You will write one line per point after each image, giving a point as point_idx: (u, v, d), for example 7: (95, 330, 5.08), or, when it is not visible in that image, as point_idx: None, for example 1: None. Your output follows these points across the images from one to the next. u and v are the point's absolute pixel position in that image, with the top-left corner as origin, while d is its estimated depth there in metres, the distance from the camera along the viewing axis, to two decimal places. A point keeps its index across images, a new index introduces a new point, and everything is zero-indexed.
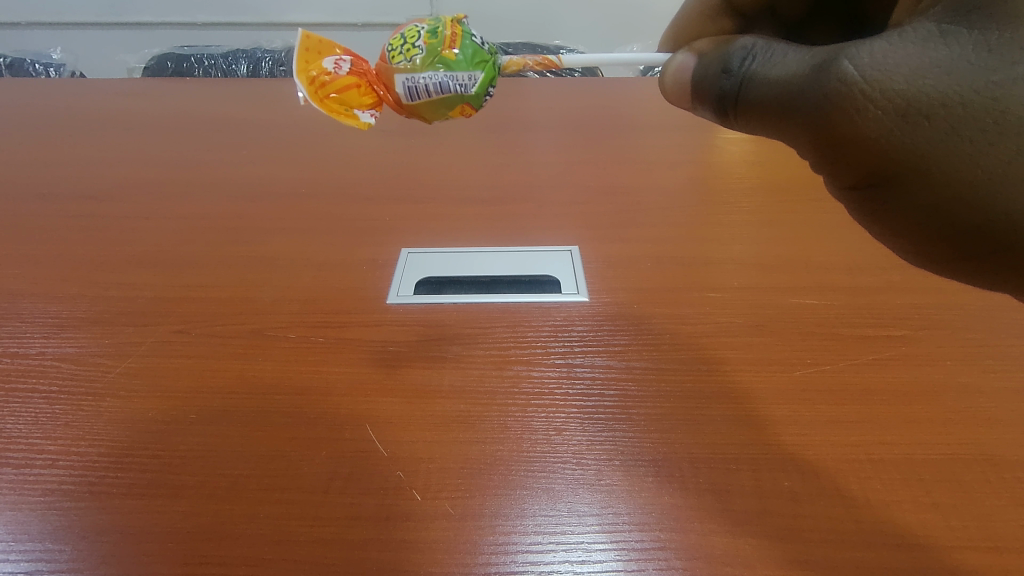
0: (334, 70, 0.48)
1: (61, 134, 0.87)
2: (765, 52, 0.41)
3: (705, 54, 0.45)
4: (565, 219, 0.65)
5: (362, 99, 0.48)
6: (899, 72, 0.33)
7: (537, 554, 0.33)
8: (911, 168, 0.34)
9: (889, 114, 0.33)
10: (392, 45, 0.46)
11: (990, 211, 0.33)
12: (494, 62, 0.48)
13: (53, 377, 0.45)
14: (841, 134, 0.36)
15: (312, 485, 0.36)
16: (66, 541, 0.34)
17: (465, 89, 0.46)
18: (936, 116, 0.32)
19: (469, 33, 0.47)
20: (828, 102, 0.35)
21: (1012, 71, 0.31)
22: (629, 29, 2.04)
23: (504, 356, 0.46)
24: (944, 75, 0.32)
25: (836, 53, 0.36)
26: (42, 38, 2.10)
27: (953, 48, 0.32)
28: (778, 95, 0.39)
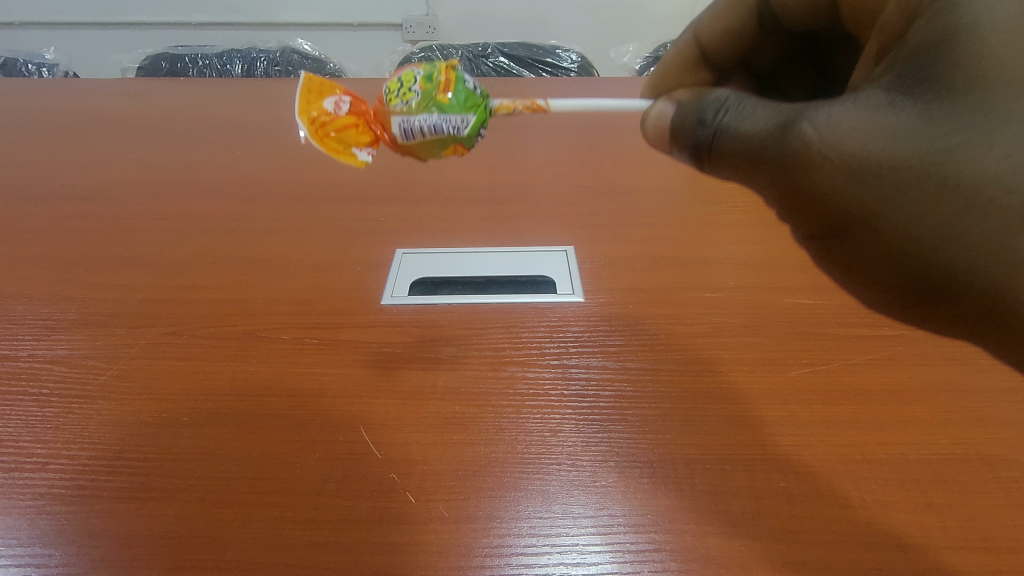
0: (334, 110, 0.47)
1: (53, 134, 0.86)
2: (735, 105, 0.36)
3: (680, 104, 0.40)
4: (561, 219, 0.65)
5: (360, 138, 0.48)
6: (850, 131, 0.30)
7: (531, 557, 0.32)
8: (869, 230, 0.31)
9: (842, 176, 0.31)
10: (389, 88, 0.46)
11: (954, 279, 0.29)
12: (487, 105, 0.47)
13: (44, 379, 0.44)
14: (802, 192, 0.33)
15: (305, 488, 0.36)
16: (55, 546, 0.33)
17: (459, 131, 0.45)
18: (888, 180, 0.30)
19: (463, 77, 0.46)
20: (786, 162, 0.33)
21: (958, 138, 0.28)
22: (623, 31, 2.04)
23: (498, 357, 0.46)
24: (895, 138, 0.29)
25: (797, 113, 0.33)
26: (33, 37, 2.08)
27: (904, 109, 0.29)
28: (740, 153, 0.36)
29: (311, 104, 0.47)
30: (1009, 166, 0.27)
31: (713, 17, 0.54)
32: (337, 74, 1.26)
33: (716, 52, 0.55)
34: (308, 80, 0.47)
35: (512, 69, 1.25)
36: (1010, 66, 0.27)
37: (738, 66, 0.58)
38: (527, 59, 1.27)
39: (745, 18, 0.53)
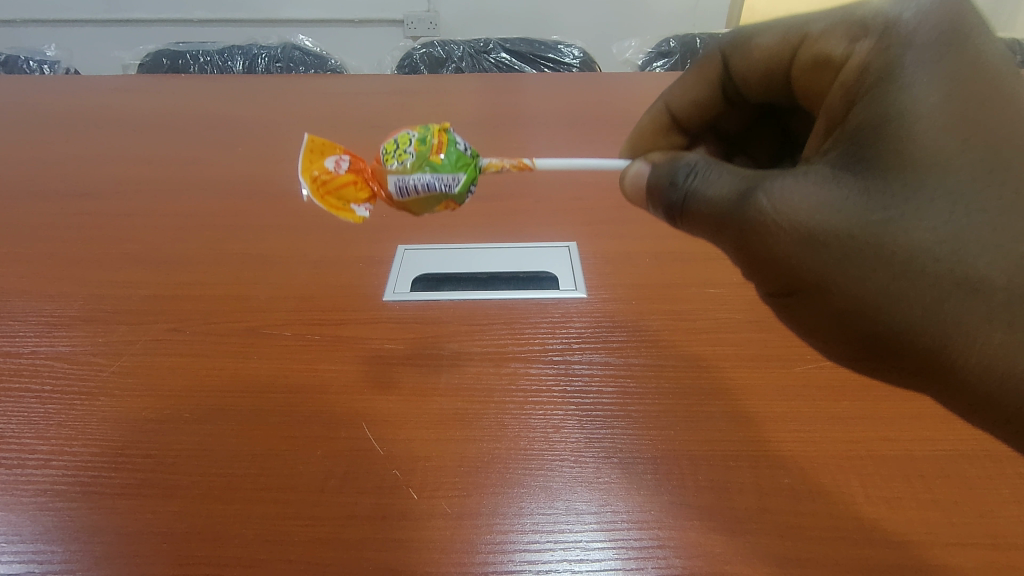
0: (333, 169, 0.45)
1: (53, 132, 0.86)
2: (704, 168, 0.36)
3: (657, 163, 0.40)
4: (564, 215, 0.65)
5: (358, 193, 0.45)
6: (797, 200, 0.31)
7: (535, 554, 0.32)
8: (819, 296, 0.32)
9: (795, 243, 0.31)
10: (386, 148, 0.45)
11: (897, 344, 0.30)
12: (478, 164, 0.46)
13: (47, 376, 0.44)
14: (759, 256, 0.34)
15: (307, 484, 0.36)
16: (58, 543, 0.33)
17: (451, 188, 0.43)
18: (836, 249, 0.30)
19: (456, 138, 0.45)
20: (743, 227, 0.33)
21: (893, 213, 0.29)
22: (626, 27, 2.03)
23: (501, 353, 0.46)
24: (839, 211, 0.30)
25: (755, 181, 0.33)
26: (35, 35, 2.08)
27: (844, 184, 0.31)
28: (704, 218, 0.36)
29: (311, 162, 0.45)
30: (937, 239, 0.28)
31: (682, 84, 0.49)
32: (338, 70, 1.26)
33: (686, 120, 0.50)
34: (310, 138, 0.45)
35: (514, 65, 1.27)
36: (936, 149, 0.29)
37: (708, 131, 0.52)
38: (529, 54, 1.26)
39: (712, 90, 0.48)
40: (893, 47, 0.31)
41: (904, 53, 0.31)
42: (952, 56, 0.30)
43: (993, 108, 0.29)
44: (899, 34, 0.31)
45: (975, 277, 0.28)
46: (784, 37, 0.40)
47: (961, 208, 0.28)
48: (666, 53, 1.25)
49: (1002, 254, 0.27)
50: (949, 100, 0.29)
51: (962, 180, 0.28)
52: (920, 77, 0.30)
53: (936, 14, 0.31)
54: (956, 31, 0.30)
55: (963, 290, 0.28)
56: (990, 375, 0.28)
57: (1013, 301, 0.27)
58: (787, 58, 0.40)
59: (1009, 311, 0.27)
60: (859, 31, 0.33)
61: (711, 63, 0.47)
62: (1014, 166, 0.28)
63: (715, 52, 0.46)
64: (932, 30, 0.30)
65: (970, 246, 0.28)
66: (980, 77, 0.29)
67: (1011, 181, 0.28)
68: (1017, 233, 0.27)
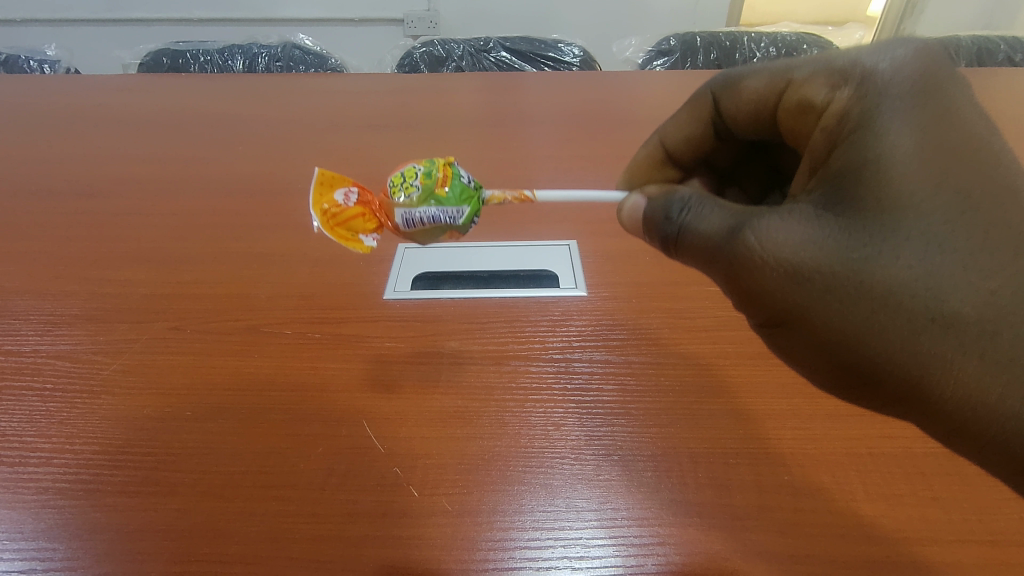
0: (343, 201, 0.44)
1: (54, 131, 0.86)
2: (697, 203, 0.36)
3: (651, 197, 0.39)
4: (564, 214, 0.65)
5: (367, 224, 0.44)
6: (782, 235, 0.31)
7: (535, 550, 0.33)
8: (803, 329, 0.31)
9: (782, 280, 0.31)
10: (393, 181, 0.44)
11: (879, 378, 0.29)
12: (481, 195, 0.45)
13: (48, 374, 0.44)
14: (746, 291, 0.33)
15: (309, 482, 0.36)
16: (60, 540, 0.34)
17: (455, 220, 0.43)
18: (821, 287, 0.30)
19: (459, 169, 0.45)
20: (731, 262, 0.33)
21: (874, 251, 0.29)
22: (626, 25, 2.02)
23: (502, 351, 0.46)
24: (823, 248, 0.30)
25: (744, 216, 0.33)
26: (36, 35, 2.08)
27: (826, 222, 0.30)
28: (696, 253, 0.35)
29: (321, 196, 0.44)
30: (915, 275, 0.28)
31: (674, 119, 0.49)
32: (338, 69, 1.26)
33: (679, 152, 0.50)
34: (319, 171, 0.44)
35: (514, 64, 1.27)
36: (912, 192, 0.29)
37: (701, 165, 0.52)
38: (529, 53, 1.26)
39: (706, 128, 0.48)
40: (871, 95, 0.31)
41: (881, 101, 0.31)
42: (924, 106, 0.30)
43: (964, 151, 0.29)
44: (876, 82, 0.31)
45: (950, 312, 0.27)
46: (771, 80, 0.39)
47: (936, 246, 0.28)
48: (666, 51, 1.25)
49: (975, 292, 0.27)
50: (923, 145, 0.29)
51: (937, 219, 0.28)
52: (895, 123, 0.30)
53: (910, 66, 0.31)
54: (928, 83, 0.31)
55: (939, 325, 0.28)
56: (966, 406, 0.27)
57: (986, 336, 0.27)
58: (773, 100, 0.40)
59: (982, 346, 0.27)
60: (838, 78, 0.33)
61: (702, 100, 0.47)
62: (986, 208, 0.28)
63: (705, 91, 0.46)
64: (907, 81, 0.31)
65: (946, 282, 0.28)
66: (951, 126, 0.30)
67: (983, 221, 0.28)
68: (989, 271, 0.27)
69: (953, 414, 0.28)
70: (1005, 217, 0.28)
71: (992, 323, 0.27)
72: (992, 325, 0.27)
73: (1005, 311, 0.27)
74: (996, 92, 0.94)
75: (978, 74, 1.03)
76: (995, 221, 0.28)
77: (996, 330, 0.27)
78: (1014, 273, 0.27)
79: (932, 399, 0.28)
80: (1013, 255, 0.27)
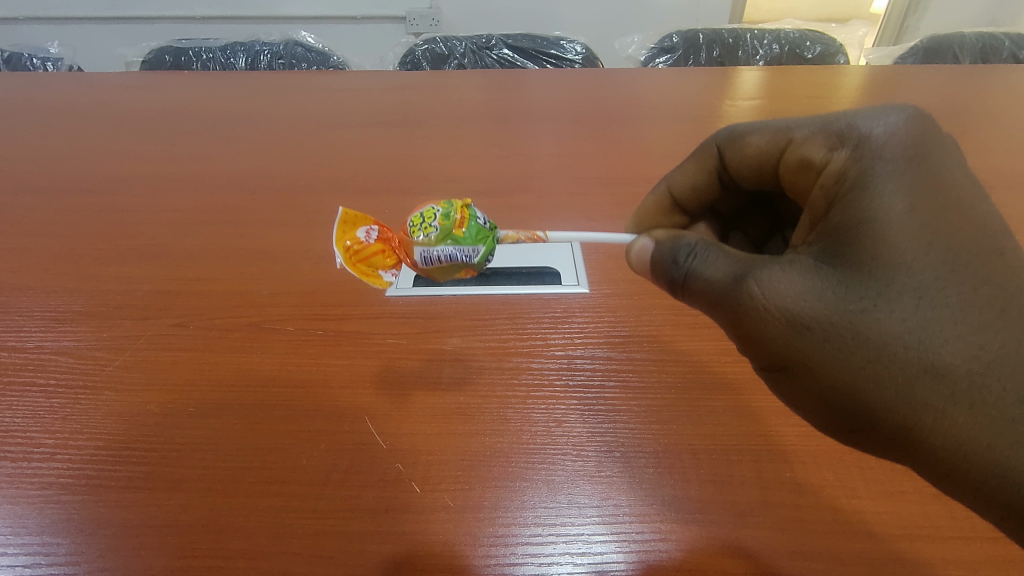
0: (366, 238, 0.44)
1: (57, 128, 0.86)
2: (703, 249, 0.36)
3: (659, 239, 0.39)
4: (566, 212, 0.65)
5: (386, 260, 0.44)
6: (783, 285, 0.31)
7: (537, 547, 0.33)
8: (803, 375, 0.31)
9: (781, 328, 0.31)
10: (412, 220, 0.44)
11: (876, 425, 0.30)
12: (495, 235, 0.46)
13: (52, 370, 0.44)
14: (748, 337, 0.33)
15: (311, 477, 0.36)
16: (64, 535, 0.34)
17: (471, 258, 0.43)
18: (819, 336, 0.30)
19: (476, 211, 0.45)
20: (734, 308, 0.33)
21: (870, 304, 0.29)
22: (628, 21, 2.01)
23: (503, 348, 0.46)
24: (821, 299, 0.30)
25: (748, 265, 0.33)
26: (38, 32, 2.08)
27: (824, 275, 0.31)
28: (702, 298, 0.36)
29: (343, 232, 0.43)
30: (908, 328, 0.28)
31: (681, 168, 0.47)
32: (340, 66, 1.26)
33: (687, 202, 0.49)
34: (344, 210, 0.44)
35: (516, 61, 1.27)
36: (905, 248, 0.29)
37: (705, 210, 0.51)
38: (531, 51, 1.26)
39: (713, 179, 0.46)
40: (865, 156, 0.31)
41: (876, 160, 0.31)
42: (917, 166, 0.30)
43: (955, 209, 0.29)
44: (873, 143, 0.31)
45: (941, 364, 0.27)
46: (772, 136, 0.39)
47: (927, 300, 0.28)
48: (669, 48, 1.24)
49: (965, 344, 0.27)
50: (916, 204, 0.29)
51: (928, 275, 0.28)
52: (889, 182, 0.30)
53: (903, 128, 0.31)
54: (920, 143, 0.31)
55: (931, 376, 0.28)
56: (960, 456, 0.27)
57: (977, 388, 0.27)
58: (776, 157, 0.39)
59: (972, 398, 0.27)
60: (835, 138, 0.34)
61: (707, 153, 0.45)
62: (975, 265, 0.28)
63: (710, 143, 0.45)
64: (902, 142, 0.31)
65: (937, 336, 0.28)
66: (942, 185, 0.30)
67: (972, 278, 0.28)
68: (978, 325, 0.27)
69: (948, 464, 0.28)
70: (993, 274, 0.28)
71: (981, 376, 0.27)
72: (982, 377, 0.27)
73: (995, 365, 0.27)
74: (1000, 89, 0.94)
75: (981, 70, 1.02)
76: (983, 278, 0.28)
77: (986, 383, 0.27)
78: (1002, 328, 0.27)
79: (927, 447, 0.28)
80: (1000, 311, 0.27)
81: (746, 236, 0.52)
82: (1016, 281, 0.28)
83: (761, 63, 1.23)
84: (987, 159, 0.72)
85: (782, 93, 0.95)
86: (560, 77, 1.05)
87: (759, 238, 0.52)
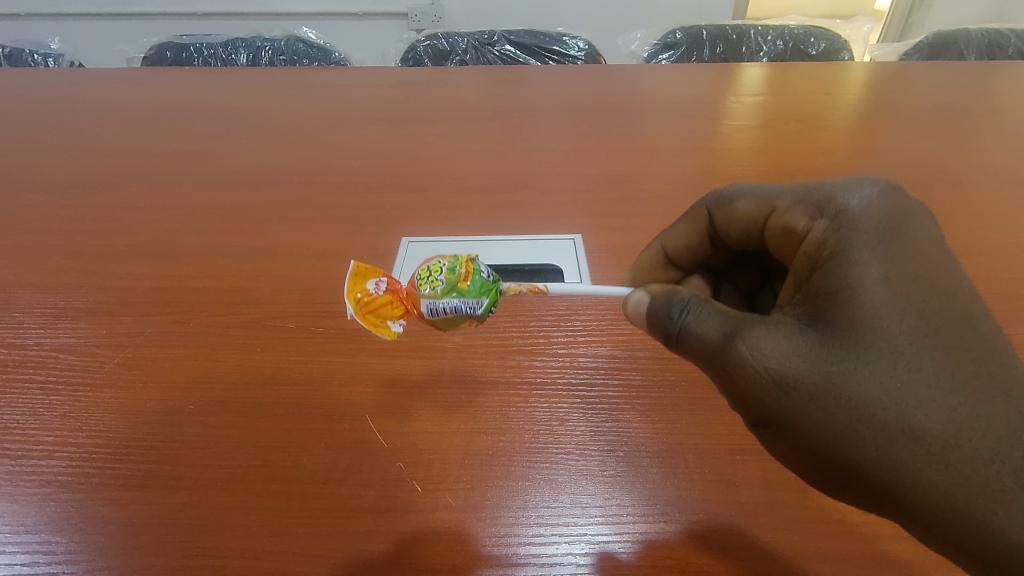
0: (375, 290, 0.40)
1: (58, 125, 0.86)
2: (696, 305, 0.35)
3: (654, 292, 0.37)
4: (568, 209, 0.64)
5: (394, 311, 0.40)
6: (769, 345, 0.30)
7: (539, 547, 0.32)
8: (788, 435, 0.30)
9: (765, 388, 0.30)
10: (420, 272, 0.40)
11: (857, 486, 0.28)
12: (501, 289, 0.42)
13: (51, 368, 0.44)
14: (735, 396, 0.32)
15: (311, 477, 0.36)
16: (63, 534, 0.34)
17: (473, 310, 0.39)
18: (802, 397, 0.29)
19: (481, 264, 0.41)
20: (722, 367, 0.32)
21: (849, 367, 0.28)
22: (631, 17, 2.00)
23: (506, 346, 0.46)
24: (804, 360, 0.29)
25: (738, 323, 0.32)
26: (41, 29, 2.08)
27: (807, 336, 0.30)
28: (692, 355, 0.34)
29: (351, 282, 0.39)
30: (884, 390, 0.27)
31: (674, 227, 0.46)
32: (341, 62, 1.25)
33: (680, 260, 0.47)
34: (355, 260, 0.40)
35: (518, 58, 1.26)
36: (879, 312, 0.28)
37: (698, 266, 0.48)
38: (534, 47, 1.25)
39: (702, 238, 0.45)
40: (843, 228, 0.31)
41: (853, 231, 0.31)
42: (892, 236, 0.30)
43: (930, 276, 0.29)
44: (850, 215, 0.31)
45: (917, 426, 0.26)
46: (758, 203, 0.38)
47: (902, 363, 0.27)
48: (672, 45, 1.23)
49: (938, 406, 0.26)
50: (891, 270, 0.29)
51: (902, 339, 0.28)
52: (866, 250, 0.30)
53: (878, 202, 0.32)
54: (894, 215, 0.31)
55: (907, 437, 0.27)
56: (937, 520, 0.26)
57: (951, 449, 0.26)
58: (760, 224, 0.39)
59: (947, 459, 0.26)
60: (815, 209, 0.34)
61: (700, 214, 0.44)
62: (948, 330, 0.28)
63: (702, 205, 0.43)
64: (876, 215, 0.31)
65: (912, 398, 0.27)
66: (915, 254, 0.30)
67: (947, 341, 0.27)
68: (951, 387, 0.27)
69: (927, 525, 0.27)
70: (967, 340, 0.28)
71: (956, 437, 0.26)
72: (955, 440, 0.26)
73: (969, 426, 0.26)
74: (1004, 86, 0.93)
75: (986, 67, 1.01)
76: (957, 342, 0.27)
77: (960, 444, 0.26)
78: (974, 391, 0.26)
79: (908, 507, 0.27)
80: (972, 374, 0.27)
81: (736, 287, 0.49)
82: (989, 347, 0.27)
83: (765, 59, 1.23)
84: (993, 156, 0.72)
85: (785, 89, 0.94)
86: (562, 73, 1.04)
87: (749, 290, 0.49)
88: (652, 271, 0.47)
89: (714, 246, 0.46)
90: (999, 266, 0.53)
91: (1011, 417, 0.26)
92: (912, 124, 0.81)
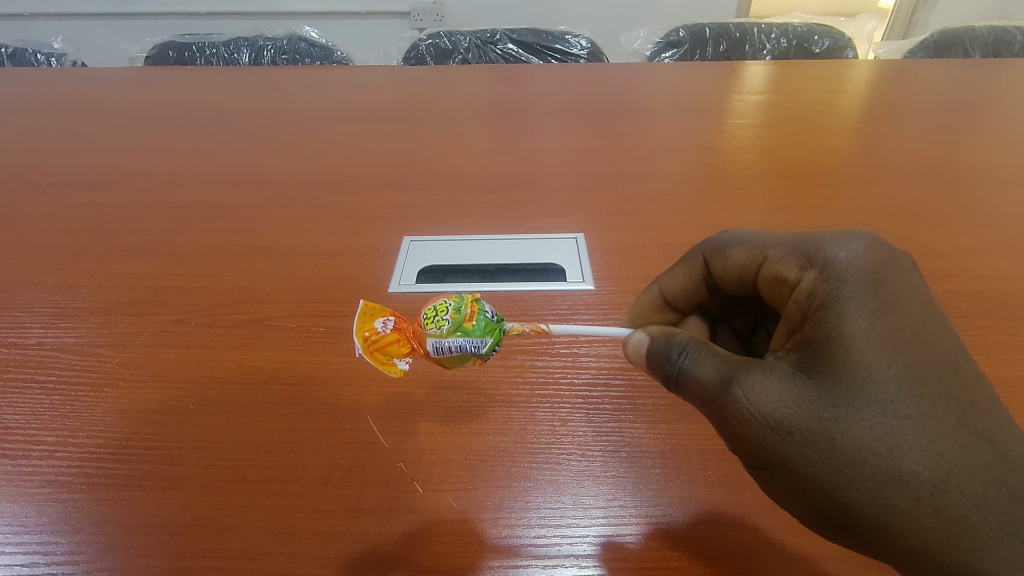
0: (382, 328, 0.39)
1: (60, 124, 0.86)
2: (694, 347, 0.34)
3: (652, 333, 0.37)
4: (571, 207, 0.64)
5: (400, 348, 0.38)
6: (764, 389, 0.30)
7: (541, 548, 0.32)
8: (782, 479, 0.30)
9: (760, 432, 0.30)
10: (426, 311, 0.39)
11: (851, 529, 0.28)
12: (505, 328, 0.41)
13: (52, 368, 0.44)
14: (731, 439, 0.31)
15: (312, 477, 0.36)
16: (63, 534, 0.33)
17: (478, 350, 0.38)
18: (797, 443, 0.29)
19: (486, 302, 0.40)
20: (718, 410, 0.32)
21: (841, 414, 0.28)
22: (633, 15, 2.00)
23: (508, 345, 0.45)
24: (798, 406, 0.29)
25: (733, 366, 0.32)
26: (44, 29, 2.08)
27: (800, 382, 0.29)
28: (689, 397, 0.34)
29: (360, 322, 0.38)
30: (875, 436, 0.27)
31: (670, 271, 0.44)
32: (343, 61, 1.25)
33: (678, 304, 0.44)
34: (362, 299, 0.39)
35: (521, 56, 1.25)
36: (869, 360, 0.28)
37: (697, 308, 0.46)
38: (536, 46, 1.24)
39: (701, 285, 0.43)
40: (832, 277, 0.31)
41: (842, 280, 0.30)
42: (880, 285, 0.30)
43: (917, 324, 0.29)
44: (839, 264, 0.31)
45: (907, 471, 0.26)
46: (751, 251, 0.37)
47: (892, 410, 0.27)
48: (675, 42, 1.22)
49: (927, 453, 0.26)
50: (881, 319, 0.29)
51: (891, 387, 0.27)
52: (855, 299, 0.30)
53: (866, 252, 0.31)
54: (881, 264, 0.31)
55: (897, 483, 0.26)
56: (929, 563, 0.26)
57: (940, 494, 0.26)
58: (754, 272, 0.37)
59: (936, 503, 0.26)
60: (805, 259, 0.33)
61: (697, 260, 0.42)
62: (936, 378, 0.27)
63: (698, 251, 0.42)
64: (865, 264, 0.31)
65: (903, 445, 0.27)
66: (903, 302, 0.29)
67: (934, 389, 0.27)
68: (939, 434, 0.26)
69: (918, 568, 0.26)
70: (954, 387, 0.27)
71: (944, 483, 0.26)
72: (944, 486, 0.26)
73: (956, 471, 0.26)
74: (1008, 84, 0.92)
75: (991, 65, 1.01)
76: (944, 390, 0.27)
77: (949, 489, 0.26)
78: (961, 437, 0.26)
79: (899, 550, 0.27)
80: (958, 420, 0.27)
81: (732, 329, 0.47)
82: (974, 393, 0.27)
83: (769, 57, 1.22)
84: (999, 155, 0.71)
85: (789, 88, 0.94)
86: (566, 71, 1.04)
87: (745, 331, 0.47)
88: (649, 314, 0.45)
89: (711, 290, 0.44)
90: (1005, 265, 0.52)
91: (996, 463, 0.26)
92: (916, 122, 0.80)
